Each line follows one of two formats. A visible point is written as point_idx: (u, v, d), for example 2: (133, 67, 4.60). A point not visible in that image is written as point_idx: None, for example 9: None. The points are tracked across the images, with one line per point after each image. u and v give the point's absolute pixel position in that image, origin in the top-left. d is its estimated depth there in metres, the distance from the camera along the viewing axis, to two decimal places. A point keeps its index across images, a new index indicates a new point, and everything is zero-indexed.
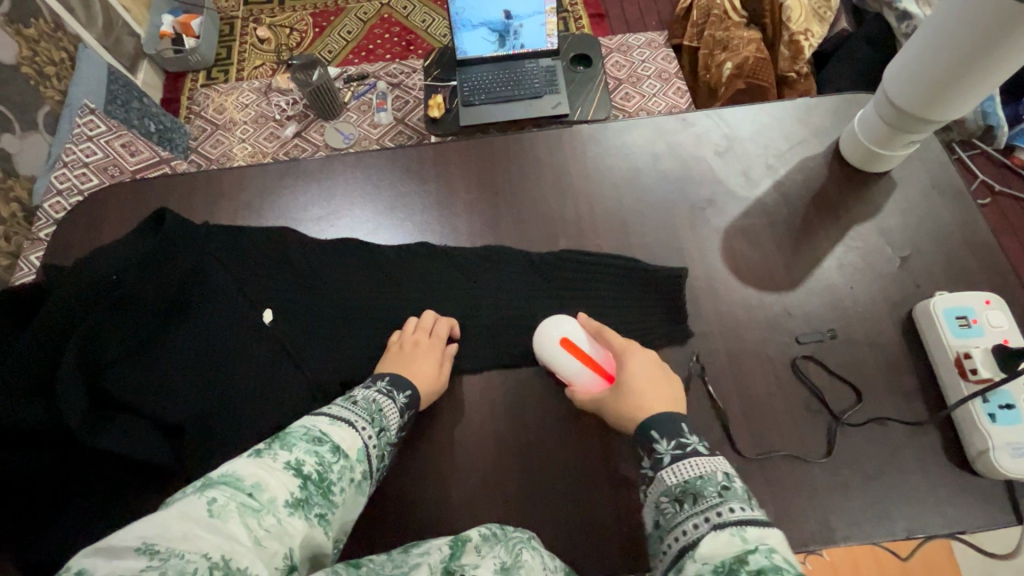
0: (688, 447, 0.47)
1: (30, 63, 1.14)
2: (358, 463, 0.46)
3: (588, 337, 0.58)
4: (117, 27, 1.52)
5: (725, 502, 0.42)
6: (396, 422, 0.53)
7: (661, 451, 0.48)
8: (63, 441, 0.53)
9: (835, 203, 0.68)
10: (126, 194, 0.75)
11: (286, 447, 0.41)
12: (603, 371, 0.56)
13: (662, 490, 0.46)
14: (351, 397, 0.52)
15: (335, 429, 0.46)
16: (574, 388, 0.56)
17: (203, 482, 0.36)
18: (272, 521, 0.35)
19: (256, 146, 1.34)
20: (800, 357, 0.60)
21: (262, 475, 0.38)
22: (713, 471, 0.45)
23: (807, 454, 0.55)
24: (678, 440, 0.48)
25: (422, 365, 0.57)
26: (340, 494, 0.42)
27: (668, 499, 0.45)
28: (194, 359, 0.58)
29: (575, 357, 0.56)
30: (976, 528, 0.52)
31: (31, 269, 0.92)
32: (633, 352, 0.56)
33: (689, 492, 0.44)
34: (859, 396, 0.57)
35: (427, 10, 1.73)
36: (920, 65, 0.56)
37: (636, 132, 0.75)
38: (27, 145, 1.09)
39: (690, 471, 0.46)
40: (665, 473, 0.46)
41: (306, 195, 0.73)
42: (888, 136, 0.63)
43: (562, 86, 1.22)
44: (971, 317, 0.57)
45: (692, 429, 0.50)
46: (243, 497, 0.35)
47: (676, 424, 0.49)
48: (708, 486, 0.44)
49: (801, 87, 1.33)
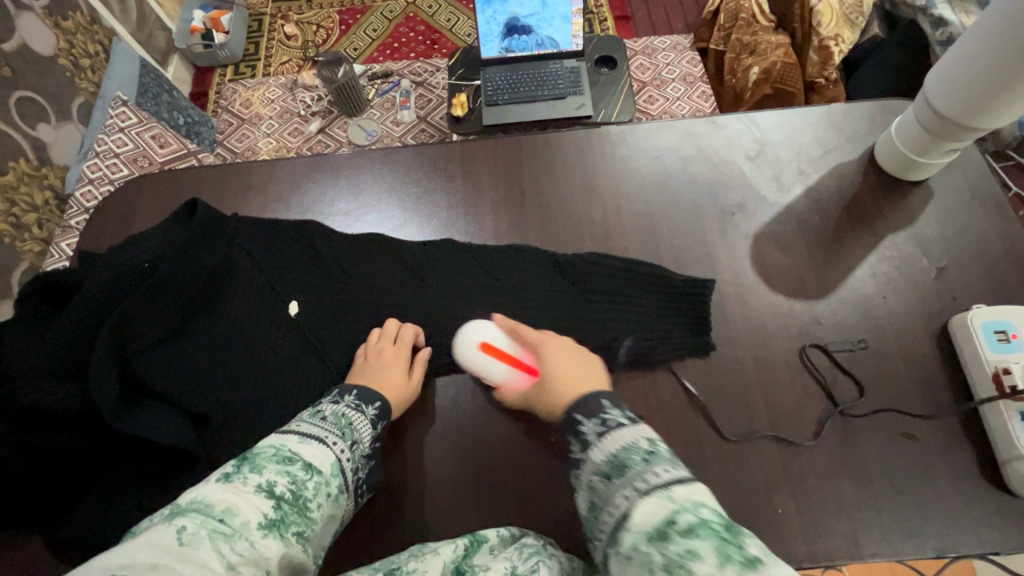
0: (611, 421, 0.45)
1: (67, 55, 1.17)
2: (333, 478, 0.46)
3: (505, 337, 0.59)
4: (150, 21, 1.55)
5: (651, 467, 0.39)
6: (368, 434, 0.52)
7: (586, 431, 0.45)
8: (94, 422, 0.54)
9: (869, 211, 0.66)
10: (159, 184, 0.76)
11: (256, 470, 0.41)
12: (524, 366, 0.57)
13: (591, 469, 0.43)
14: (319, 412, 0.51)
15: (305, 448, 0.46)
16: (503, 388, 0.58)
17: (172, 510, 0.35)
18: (246, 545, 0.35)
19: (280, 141, 1.36)
20: (804, 347, 0.60)
21: (233, 499, 0.37)
22: (636, 438, 0.43)
23: (802, 441, 0.55)
24: (600, 416, 0.46)
25: (390, 374, 0.57)
26: (317, 509, 0.43)
27: (598, 476, 0.42)
28: (222, 347, 0.59)
29: (497, 359, 0.58)
30: (1011, 550, 0.50)
31: (62, 256, 0.94)
32: (546, 343, 0.57)
33: (616, 466, 0.41)
34: (861, 389, 0.57)
35: (451, 9, 1.74)
36: (966, 69, 0.54)
37: (666, 134, 0.74)
38: (62, 134, 1.12)
39: (615, 443, 0.43)
40: (594, 451, 0.43)
41: (333, 190, 0.74)
42: (929, 142, 0.61)
43: (585, 87, 1.22)
44: (1009, 332, 0.55)
45: (614, 403, 0.48)
46: (214, 523, 0.34)
47: (597, 401, 0.47)
48: (633, 454, 0.41)
49: (830, 94, 1.28)
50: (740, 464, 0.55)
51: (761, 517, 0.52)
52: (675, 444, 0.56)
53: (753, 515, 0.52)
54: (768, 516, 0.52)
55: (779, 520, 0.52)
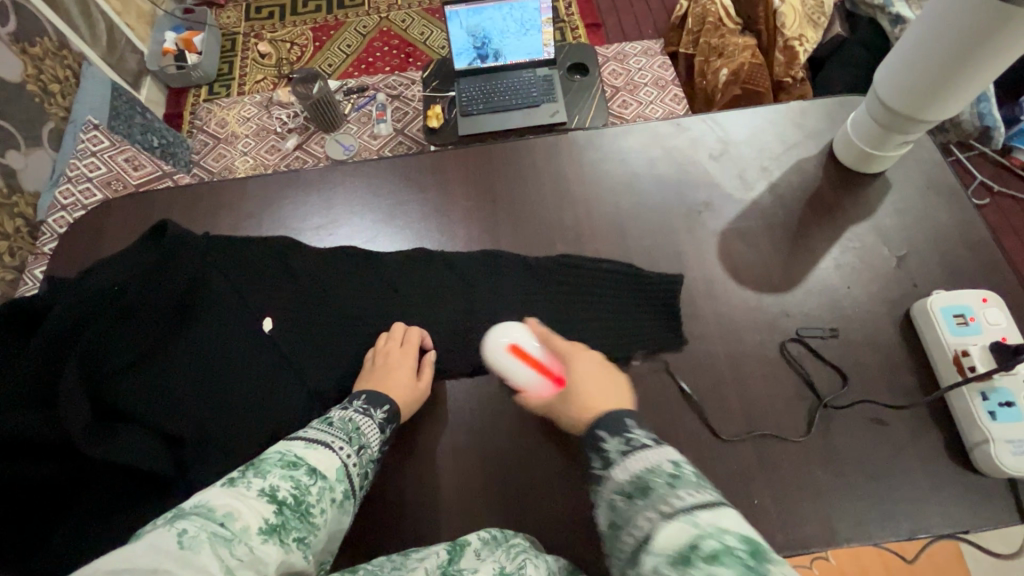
0: (635, 441, 0.43)
1: (35, 81, 1.16)
2: (337, 483, 0.46)
3: (535, 342, 0.58)
4: (121, 45, 1.55)
5: (675, 491, 0.38)
6: (376, 439, 0.52)
7: (608, 449, 0.44)
8: (66, 450, 0.53)
9: (831, 203, 0.68)
10: (130, 207, 0.76)
11: (260, 474, 0.41)
12: (550, 374, 0.55)
13: (613, 487, 0.42)
14: (328, 417, 0.51)
15: (311, 452, 0.45)
16: (526, 393, 0.56)
17: (173, 514, 0.34)
18: (245, 549, 0.34)
19: (257, 159, 1.36)
20: (784, 343, 0.61)
21: (235, 503, 0.37)
22: (660, 461, 0.41)
23: (795, 435, 0.56)
24: (625, 435, 0.44)
25: (398, 376, 0.57)
26: (320, 515, 0.42)
27: (620, 495, 0.41)
28: (195, 366, 0.58)
29: (523, 363, 0.57)
30: (979, 527, 0.52)
31: (35, 283, 0.93)
32: (577, 355, 0.56)
33: (639, 487, 0.40)
34: (845, 379, 0.58)
35: (425, 22, 1.76)
36: (910, 66, 0.56)
37: (632, 137, 0.76)
38: (32, 160, 1.10)
39: (640, 464, 0.41)
40: (617, 470, 0.42)
41: (306, 205, 0.74)
42: (882, 136, 0.63)
43: (559, 94, 1.24)
44: (967, 315, 0.57)
45: (639, 423, 0.46)
46: (215, 526, 0.34)
47: (620, 420, 0.45)
48: (657, 477, 0.40)
49: (796, 91, 1.33)
50: (717, 456, 0.55)
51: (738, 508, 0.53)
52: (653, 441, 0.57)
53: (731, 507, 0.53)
54: (746, 507, 0.53)
55: (755, 512, 0.53)
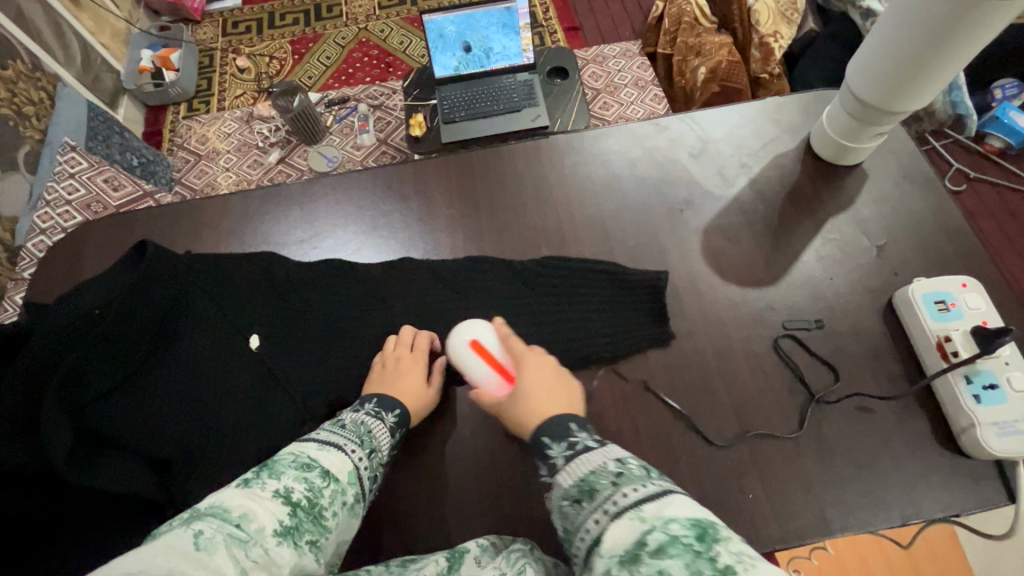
0: (579, 445, 0.46)
1: (9, 104, 1.14)
2: (349, 486, 0.45)
3: (496, 341, 0.57)
4: (96, 65, 1.53)
5: (618, 489, 0.40)
6: (387, 443, 0.52)
7: (554, 456, 0.46)
8: (47, 482, 0.50)
9: (810, 196, 0.69)
10: (108, 228, 0.74)
11: (274, 476, 0.41)
12: (507, 374, 0.56)
13: (562, 494, 0.43)
14: (340, 420, 0.51)
15: (323, 455, 0.45)
16: (481, 390, 0.55)
17: (189, 514, 0.34)
18: (259, 551, 0.34)
19: (240, 174, 1.35)
20: (778, 339, 0.61)
21: (250, 504, 0.37)
22: (604, 462, 0.43)
23: (786, 430, 0.56)
24: (568, 440, 0.47)
25: (409, 382, 0.57)
26: (332, 518, 0.42)
27: (568, 501, 0.42)
28: (179, 389, 0.57)
29: (483, 359, 0.56)
30: (968, 510, 0.52)
31: (15, 309, 0.91)
32: (533, 357, 0.57)
33: (585, 490, 0.42)
34: (835, 375, 0.59)
35: (404, 31, 1.76)
36: (881, 57, 0.57)
37: (612, 139, 0.76)
38: (8, 185, 1.08)
39: (584, 468, 0.44)
40: (562, 476, 0.44)
41: (288, 219, 0.74)
42: (857, 128, 0.64)
43: (540, 98, 1.24)
44: (949, 301, 0.58)
45: (583, 427, 0.49)
46: (230, 528, 0.34)
47: (565, 425, 0.48)
48: (603, 478, 0.42)
49: (774, 87, 1.35)
50: (709, 453, 0.56)
51: (733, 503, 0.53)
52: (646, 441, 0.57)
53: (724, 502, 0.53)
54: (741, 502, 0.53)
55: (750, 505, 0.53)
